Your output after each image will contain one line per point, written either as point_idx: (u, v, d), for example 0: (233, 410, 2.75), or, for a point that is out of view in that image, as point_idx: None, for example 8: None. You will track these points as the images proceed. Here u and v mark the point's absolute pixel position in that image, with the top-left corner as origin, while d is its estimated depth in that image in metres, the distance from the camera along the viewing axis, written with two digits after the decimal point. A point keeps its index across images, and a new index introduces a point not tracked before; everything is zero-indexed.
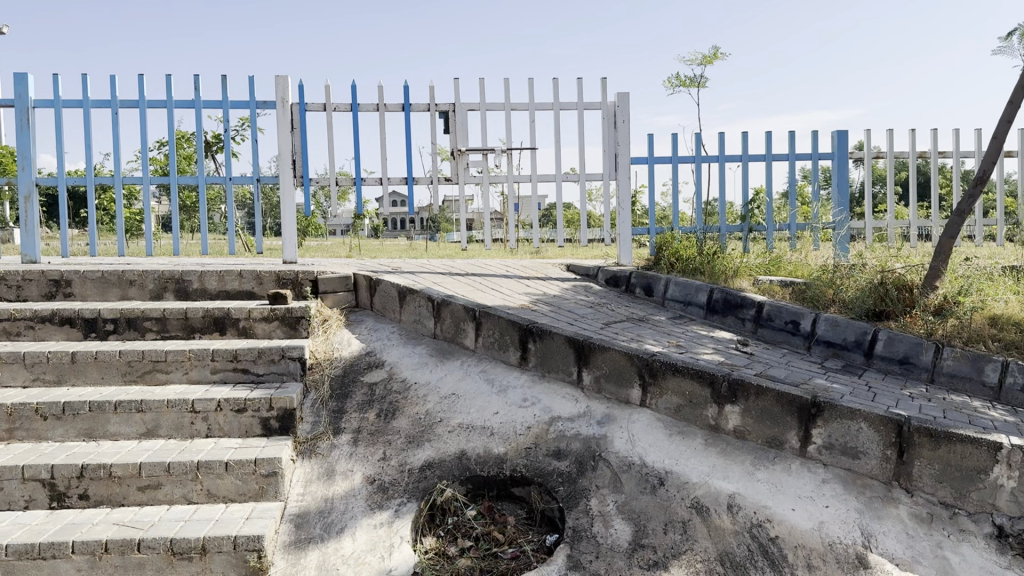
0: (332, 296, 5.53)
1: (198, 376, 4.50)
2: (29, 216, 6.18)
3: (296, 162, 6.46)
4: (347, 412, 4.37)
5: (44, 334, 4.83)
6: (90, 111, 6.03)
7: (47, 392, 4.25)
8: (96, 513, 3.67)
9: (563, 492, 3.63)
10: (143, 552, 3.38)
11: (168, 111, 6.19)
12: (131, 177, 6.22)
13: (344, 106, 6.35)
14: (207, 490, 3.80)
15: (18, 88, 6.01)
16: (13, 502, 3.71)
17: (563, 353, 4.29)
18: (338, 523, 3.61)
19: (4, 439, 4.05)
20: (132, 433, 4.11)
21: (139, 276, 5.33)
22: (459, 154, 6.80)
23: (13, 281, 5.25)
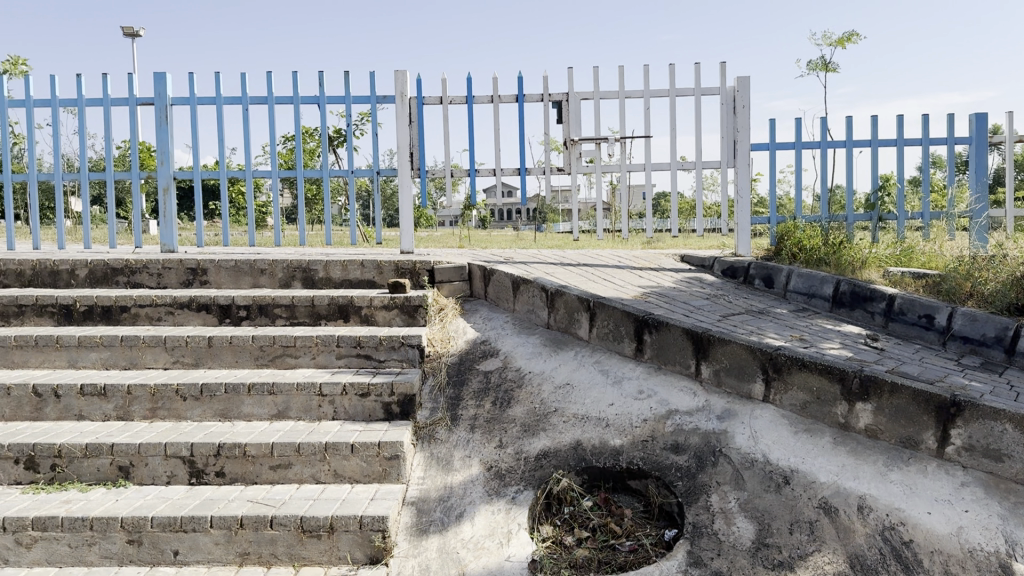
0: (447, 286, 5.66)
1: (323, 361, 4.67)
2: (168, 207, 6.55)
3: (414, 154, 6.59)
4: (463, 399, 4.43)
5: (183, 319, 5.10)
6: (222, 108, 6.30)
7: (186, 374, 4.49)
8: (231, 490, 3.86)
9: (682, 487, 3.56)
10: (276, 529, 3.53)
11: (293, 107, 6.40)
12: (260, 171, 6.50)
13: (462, 98, 6.42)
14: (334, 470, 3.94)
15: (158, 87, 6.34)
16: (156, 477, 3.93)
17: (681, 346, 4.19)
18: (457, 508, 3.68)
19: (148, 418, 4.30)
20: (264, 414, 4.30)
21: (269, 265, 5.58)
22: (572, 144, 6.78)
23: (154, 269, 5.55)
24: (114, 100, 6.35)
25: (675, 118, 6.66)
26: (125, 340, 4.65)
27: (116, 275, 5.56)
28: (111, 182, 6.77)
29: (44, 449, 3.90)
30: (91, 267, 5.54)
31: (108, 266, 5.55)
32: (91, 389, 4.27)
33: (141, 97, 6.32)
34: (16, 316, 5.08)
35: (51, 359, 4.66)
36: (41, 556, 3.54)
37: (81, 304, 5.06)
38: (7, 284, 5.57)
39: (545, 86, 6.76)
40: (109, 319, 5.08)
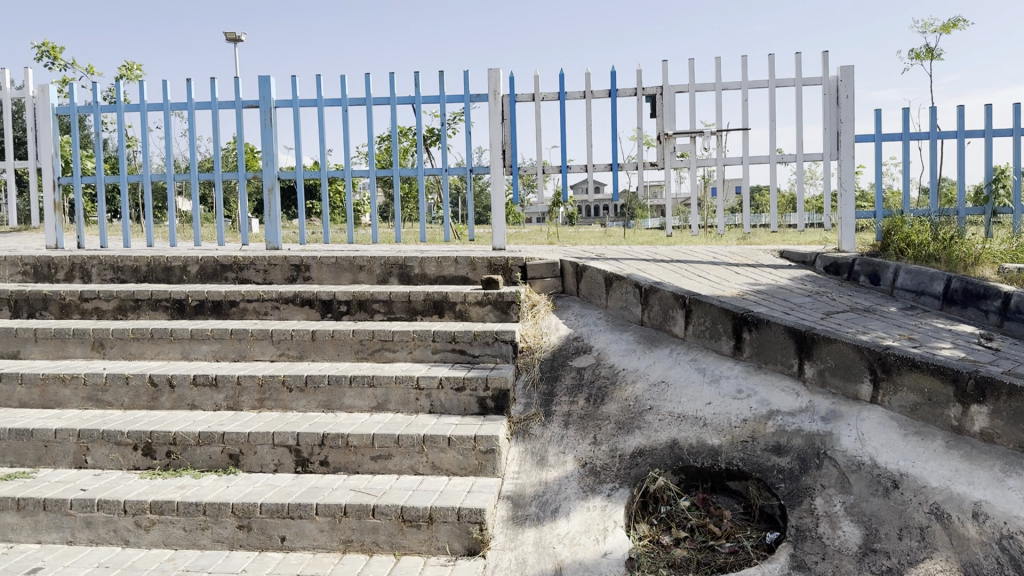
0: (539, 282, 5.68)
1: (420, 356, 4.76)
2: (272, 206, 6.80)
3: (506, 151, 6.64)
4: (557, 395, 4.44)
5: (288, 313, 5.29)
6: (322, 109, 6.49)
7: (291, 366, 4.66)
8: (335, 479, 3.98)
9: (784, 489, 3.48)
10: (378, 517, 3.63)
11: (389, 107, 6.54)
12: (358, 170, 6.66)
13: (554, 94, 6.43)
14: (432, 462, 4.02)
15: (263, 90, 6.57)
16: (264, 465, 4.09)
17: (783, 345, 4.08)
18: (553, 503, 3.70)
19: (256, 408, 4.47)
20: (364, 406, 4.42)
21: (368, 261, 5.72)
22: (666, 138, 6.69)
23: (260, 265, 5.77)
24: (221, 104, 6.61)
25: (773, 111, 6.49)
26: (235, 334, 4.85)
27: (225, 271, 5.80)
28: (219, 182, 7.07)
29: (161, 436, 4.10)
30: (202, 263, 5.80)
31: (217, 262, 5.80)
32: (203, 379, 4.47)
33: (247, 100, 6.57)
34: (133, 310, 5.35)
35: (166, 351, 4.89)
36: (158, 538, 3.72)
37: (193, 298, 5.30)
38: (124, 280, 5.85)
39: (639, 80, 6.70)
40: (219, 313, 5.31)
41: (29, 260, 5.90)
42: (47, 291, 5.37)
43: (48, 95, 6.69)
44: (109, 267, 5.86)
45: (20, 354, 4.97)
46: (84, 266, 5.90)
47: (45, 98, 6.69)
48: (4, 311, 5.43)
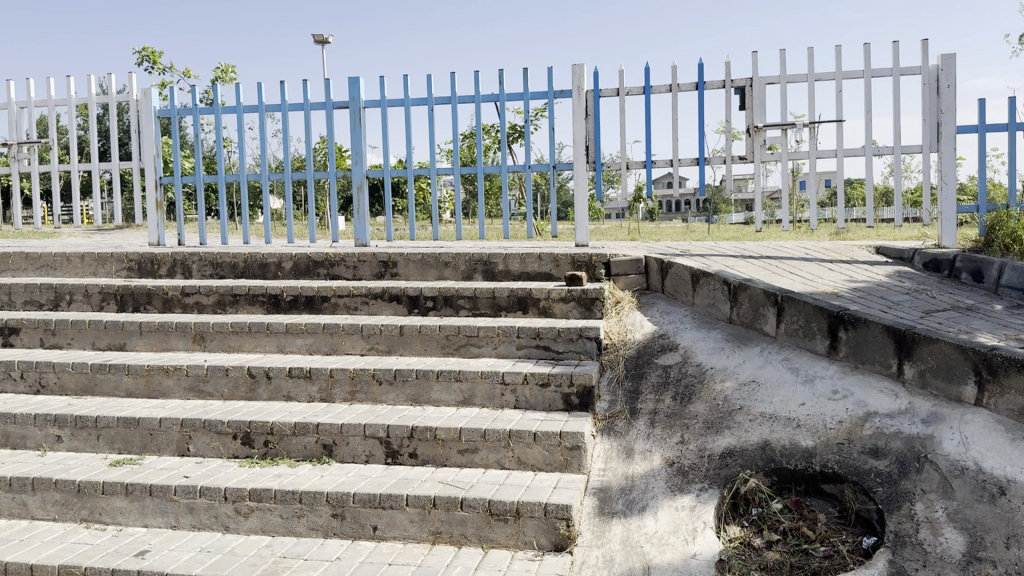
0: (623, 279, 5.65)
1: (505, 351, 4.80)
2: (360, 204, 6.97)
3: (590, 147, 6.63)
4: (643, 393, 4.42)
5: (377, 309, 5.42)
6: (409, 109, 6.60)
7: (380, 360, 4.77)
8: (424, 471, 4.06)
9: (882, 493, 3.37)
10: (466, 510, 3.69)
11: (474, 105, 6.60)
12: (443, 167, 6.76)
13: (640, 89, 6.37)
14: (518, 457, 4.05)
15: (352, 91, 6.73)
16: (356, 455, 4.20)
17: (881, 344, 3.94)
18: (640, 501, 3.69)
19: (348, 401, 4.60)
20: (451, 401, 4.49)
21: (453, 258, 5.80)
22: (756, 131, 6.57)
23: (350, 262, 5.92)
24: (313, 105, 6.81)
25: (868, 101, 6.29)
26: (327, 328, 4.99)
27: (317, 268, 5.98)
28: (309, 180, 7.27)
29: (259, 426, 4.26)
30: (295, 260, 5.99)
31: (309, 259, 5.98)
32: (298, 371, 4.62)
33: (337, 101, 6.74)
34: (231, 305, 5.56)
35: (262, 344, 5.07)
36: (257, 525, 3.86)
37: (287, 293, 5.48)
38: (222, 275, 6.09)
39: (728, 73, 6.58)
40: (311, 308, 5.47)
41: (133, 257, 6.17)
42: (151, 286, 5.61)
43: (151, 98, 7.00)
44: (209, 264, 6.11)
45: (126, 346, 5.21)
46: (185, 263, 6.17)
47: (148, 102, 7.01)
48: (110, 305, 5.69)
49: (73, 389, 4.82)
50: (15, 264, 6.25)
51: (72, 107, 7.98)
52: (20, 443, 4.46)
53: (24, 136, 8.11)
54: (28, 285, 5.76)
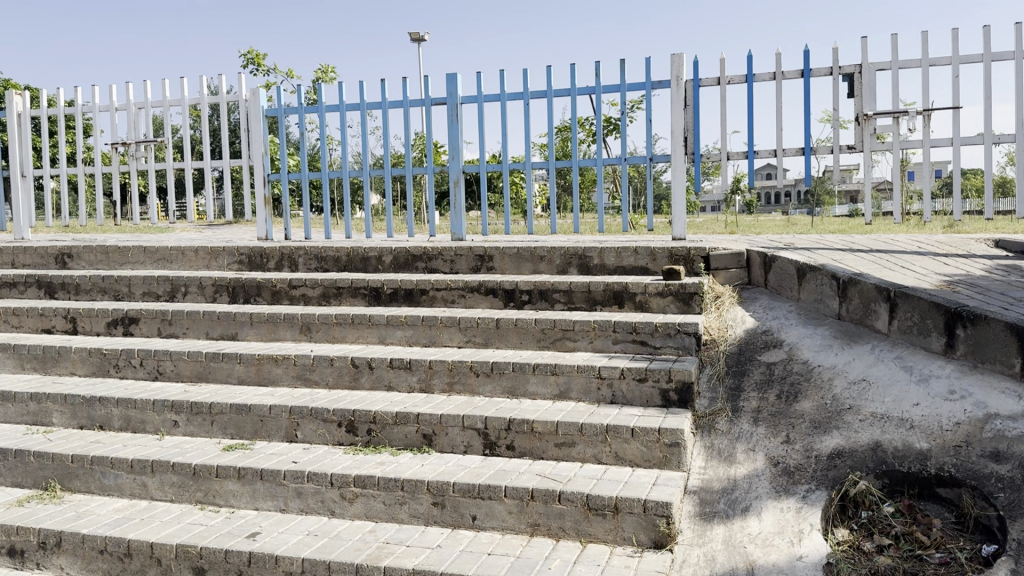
0: (724, 273, 5.54)
1: (601, 346, 4.77)
2: (457, 198, 7.06)
3: (688, 138, 6.51)
4: (745, 391, 4.33)
5: (473, 302, 5.48)
6: (505, 104, 6.64)
7: (477, 353, 4.83)
8: (521, 463, 4.09)
9: (1004, 500, 3.20)
10: (563, 504, 3.70)
11: (570, 98, 6.59)
12: (538, 161, 6.77)
13: (741, 78, 6.23)
14: (615, 452, 4.02)
15: (450, 87, 6.82)
16: (455, 446, 4.27)
17: (1002, 343, 3.69)
18: (742, 501, 3.63)
19: (446, 391, 4.68)
20: (547, 394, 4.50)
21: (548, 252, 5.81)
22: (865, 120, 6.32)
23: (447, 255, 6.00)
24: (412, 102, 6.93)
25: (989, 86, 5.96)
26: (426, 320, 5.09)
27: (415, 261, 6.10)
28: (407, 176, 7.41)
29: (362, 415, 4.38)
30: (395, 254, 6.13)
31: (408, 252, 6.11)
32: (398, 362, 4.73)
33: (435, 97, 6.84)
34: (334, 298, 5.74)
35: (364, 335, 5.22)
36: (361, 511, 3.97)
37: (387, 287, 5.62)
38: (326, 269, 6.29)
39: (835, 59, 6.35)
40: (411, 301, 5.59)
41: (244, 251, 6.43)
42: (260, 279, 5.85)
43: (259, 99, 7.28)
44: (314, 258, 6.33)
45: (237, 336, 5.44)
46: (292, 256, 6.40)
47: (256, 102, 7.29)
48: (222, 297, 5.95)
49: (189, 376, 5.06)
50: (134, 257, 6.60)
51: (185, 108, 8.36)
52: (139, 427, 4.69)
53: (142, 136, 8.56)
54: (147, 277, 6.07)
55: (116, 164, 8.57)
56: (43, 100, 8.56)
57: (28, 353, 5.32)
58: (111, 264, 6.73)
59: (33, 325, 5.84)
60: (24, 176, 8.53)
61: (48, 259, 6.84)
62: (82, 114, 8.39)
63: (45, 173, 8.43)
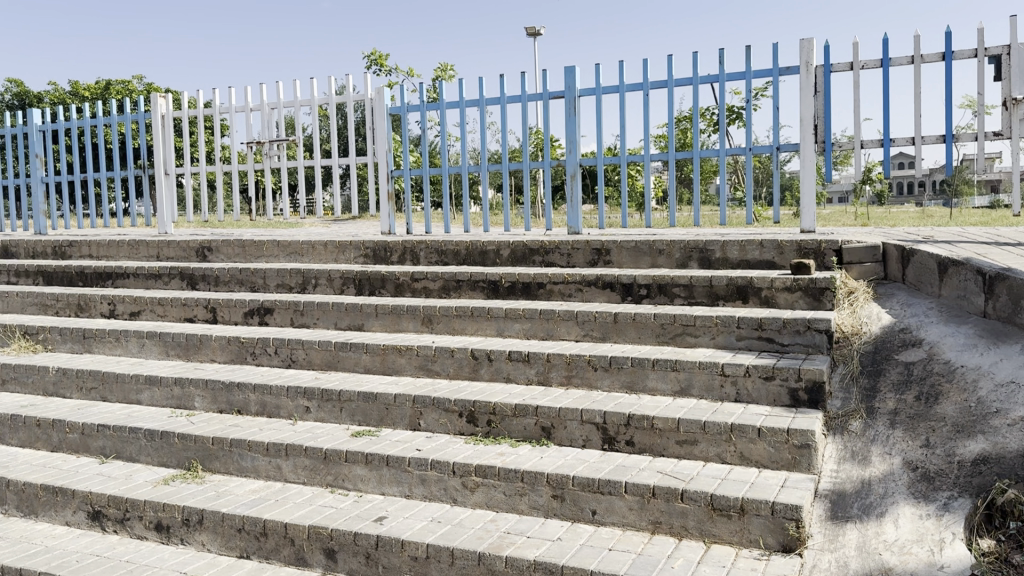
0: (857, 267, 5.28)
1: (724, 342, 4.65)
2: (574, 192, 7.03)
3: (818, 126, 6.25)
4: (881, 391, 4.13)
5: (590, 296, 5.44)
6: (624, 95, 6.56)
7: (595, 347, 4.80)
8: (641, 459, 4.03)
9: None
10: (686, 503, 3.62)
11: (691, 88, 6.44)
12: (658, 152, 6.65)
13: (876, 62, 5.93)
14: (740, 453, 3.90)
15: (568, 80, 6.79)
16: (573, 439, 4.25)
17: None
18: (878, 507, 3.48)
19: (564, 385, 4.66)
20: (668, 390, 4.42)
21: (668, 245, 5.70)
22: (1014, 103, 5.88)
23: (564, 250, 5.99)
24: (530, 96, 6.94)
25: None
26: (544, 313, 5.10)
27: (532, 255, 6.12)
28: (524, 170, 7.44)
29: (482, 406, 4.43)
30: (513, 247, 6.17)
31: (526, 246, 6.14)
32: (517, 355, 4.76)
33: (553, 91, 6.83)
34: (454, 290, 5.84)
35: (483, 327, 5.28)
36: (482, 500, 4.02)
37: (505, 280, 5.67)
38: (446, 262, 6.41)
39: (981, 40, 5.95)
40: (528, 294, 5.62)
41: (369, 244, 6.63)
42: (385, 272, 6.01)
43: (383, 97, 7.47)
44: (435, 251, 6.46)
45: (364, 327, 5.62)
46: (414, 250, 6.55)
47: (380, 100, 7.49)
48: (350, 289, 6.17)
49: (319, 364, 5.27)
50: (268, 251, 6.91)
51: (313, 107, 8.69)
52: (274, 412, 4.92)
53: (274, 135, 8.96)
54: (280, 270, 6.36)
55: (250, 162, 9.01)
56: (184, 102, 9.08)
57: (173, 341, 5.67)
58: (247, 257, 7.08)
59: (177, 314, 6.22)
60: (168, 174, 9.08)
61: (190, 253, 7.26)
62: (219, 115, 8.86)
63: (185, 172, 8.96)
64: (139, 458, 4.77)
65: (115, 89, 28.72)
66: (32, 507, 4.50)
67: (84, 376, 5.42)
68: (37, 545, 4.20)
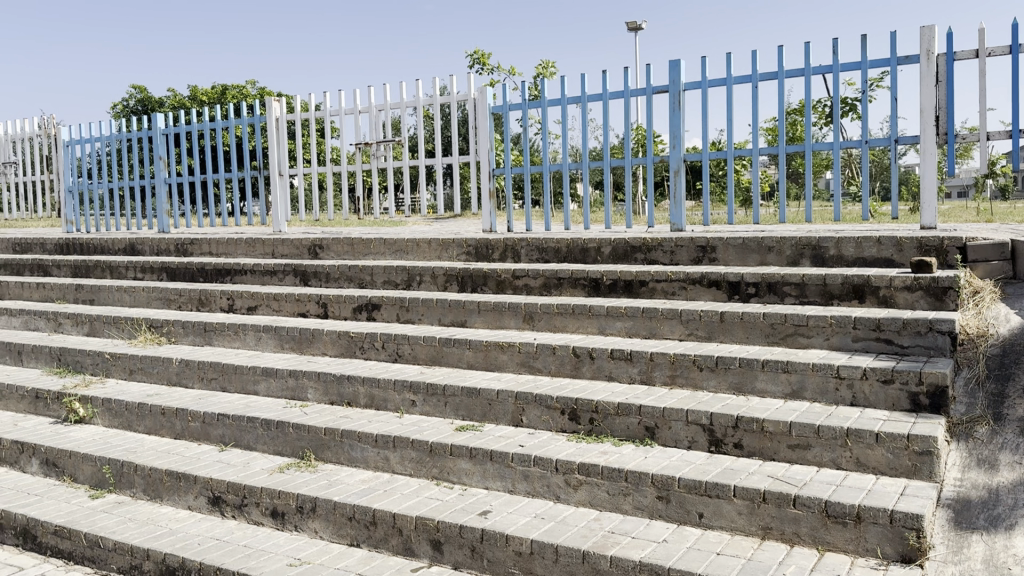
0: (983, 266, 4.97)
1: (839, 343, 4.48)
2: (677, 188, 6.91)
3: (940, 117, 5.94)
4: (1010, 397, 3.91)
5: (696, 294, 5.34)
6: (732, 88, 6.41)
7: (701, 347, 4.71)
8: (751, 463, 3.92)
9: None
10: (799, 508, 3.50)
11: (803, 79, 6.24)
12: (766, 147, 6.46)
13: (1006, 48, 5.60)
14: (857, 458, 3.75)
15: (673, 74, 6.69)
16: (678, 441, 4.18)
17: None
18: (1007, 519, 3.31)
19: (668, 384, 4.60)
20: (778, 392, 4.29)
21: (777, 242, 5.53)
22: None
23: (668, 247, 5.90)
24: (633, 91, 6.87)
25: None
26: (646, 312, 5.04)
27: (635, 252, 6.06)
28: (627, 166, 7.37)
29: (585, 404, 4.42)
30: (615, 245, 6.13)
31: (628, 244, 6.08)
32: (619, 353, 4.72)
33: (658, 86, 6.73)
34: (556, 288, 5.83)
35: (585, 325, 5.27)
36: (586, 498, 4.01)
37: (607, 277, 5.64)
38: (547, 260, 6.42)
39: None
40: (631, 292, 5.57)
41: (471, 242, 6.70)
42: (487, 269, 6.07)
43: (486, 96, 7.53)
44: (536, 249, 6.48)
45: (467, 323, 5.70)
46: (516, 248, 6.58)
47: (483, 100, 7.56)
48: (452, 286, 6.25)
49: (424, 359, 5.37)
50: (375, 248, 7.09)
51: (418, 108, 8.86)
52: (381, 405, 5.05)
53: (380, 136, 9.18)
54: (387, 267, 6.51)
55: (359, 163, 9.27)
56: (296, 105, 9.42)
57: (288, 335, 5.90)
58: (356, 254, 7.28)
59: (290, 309, 6.46)
60: (281, 175, 9.44)
61: (303, 250, 7.53)
62: (328, 117, 9.16)
63: (296, 173, 9.29)
64: (255, 447, 4.98)
65: (231, 94, 30.10)
66: (158, 490, 4.77)
67: (205, 367, 5.70)
68: (162, 526, 4.45)
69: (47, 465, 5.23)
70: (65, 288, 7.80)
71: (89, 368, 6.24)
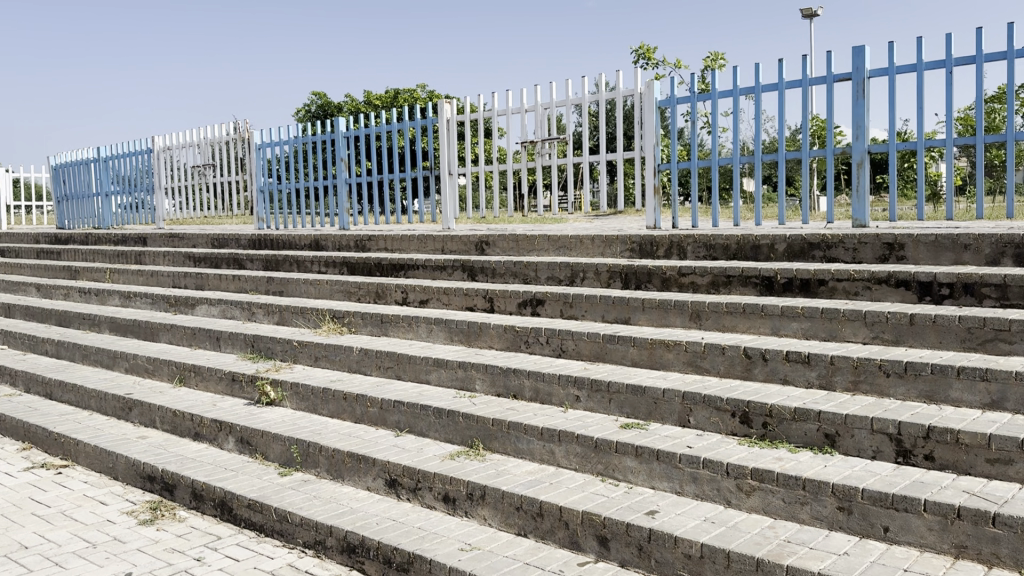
0: None
1: None
2: (860, 181, 6.53)
3: None
4: None
5: (881, 295, 5.04)
6: (922, 74, 5.99)
7: (887, 351, 4.44)
8: (943, 477, 3.66)
9: None
10: (999, 528, 3.24)
11: (1006, 63, 5.73)
12: (961, 137, 5.98)
13: None
14: None
15: (856, 61, 6.34)
16: (862, 450, 3.97)
17: None
18: None
19: (850, 390, 4.37)
20: (975, 402, 3.98)
21: (975, 240, 5.14)
22: None
23: (850, 244, 5.60)
24: (812, 80, 6.57)
25: None
26: (826, 313, 4.80)
27: (813, 250, 5.81)
28: (804, 160, 7.04)
29: (758, 407, 4.28)
30: (790, 242, 5.91)
31: (804, 241, 5.85)
32: (795, 355, 4.54)
33: (839, 74, 6.40)
34: (724, 286, 5.68)
35: (757, 325, 5.10)
36: (758, 505, 3.88)
37: (781, 276, 5.44)
38: (715, 257, 6.27)
39: None
40: (808, 291, 5.33)
41: (636, 239, 6.66)
42: (652, 266, 6.01)
43: (653, 91, 7.45)
44: (703, 246, 6.34)
45: (631, 320, 5.66)
46: (681, 245, 6.46)
47: (650, 95, 7.48)
48: (617, 282, 6.24)
49: (589, 355, 5.39)
50: (540, 245, 7.21)
51: (582, 105, 8.90)
52: (547, 399, 5.11)
53: (545, 134, 9.30)
54: (552, 263, 6.60)
55: (524, 160, 9.43)
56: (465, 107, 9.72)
57: (457, 328, 6.10)
58: (521, 251, 7.42)
59: (460, 303, 6.69)
60: (450, 175, 9.79)
61: (470, 246, 7.76)
62: (495, 116, 9.39)
63: (464, 171, 9.59)
64: (428, 434, 5.20)
65: (400, 97, 31.46)
66: (339, 471, 5.08)
67: (382, 356, 6.01)
68: (343, 505, 4.73)
69: (242, 443, 5.70)
70: (258, 281, 8.46)
71: (279, 354, 6.74)
